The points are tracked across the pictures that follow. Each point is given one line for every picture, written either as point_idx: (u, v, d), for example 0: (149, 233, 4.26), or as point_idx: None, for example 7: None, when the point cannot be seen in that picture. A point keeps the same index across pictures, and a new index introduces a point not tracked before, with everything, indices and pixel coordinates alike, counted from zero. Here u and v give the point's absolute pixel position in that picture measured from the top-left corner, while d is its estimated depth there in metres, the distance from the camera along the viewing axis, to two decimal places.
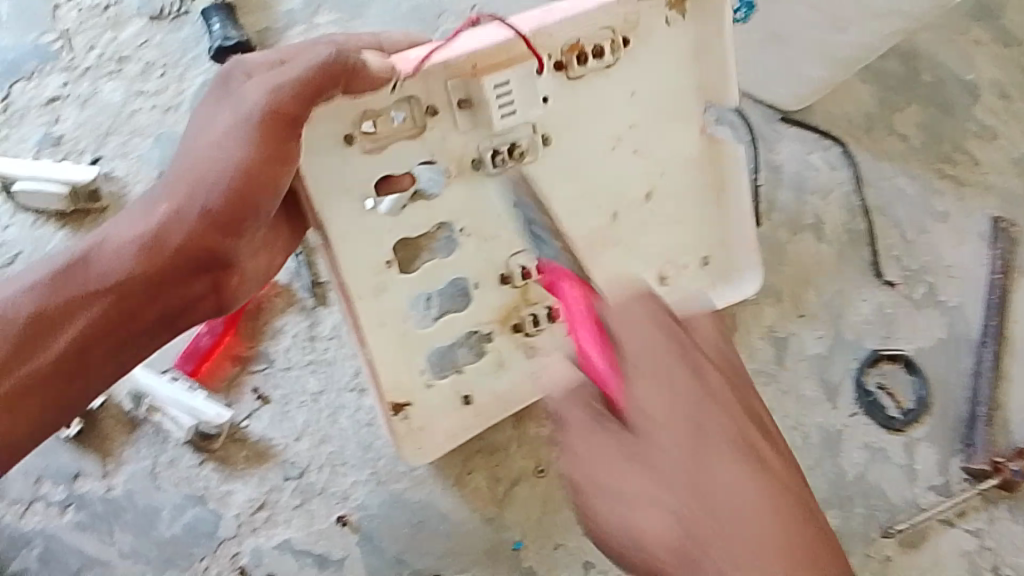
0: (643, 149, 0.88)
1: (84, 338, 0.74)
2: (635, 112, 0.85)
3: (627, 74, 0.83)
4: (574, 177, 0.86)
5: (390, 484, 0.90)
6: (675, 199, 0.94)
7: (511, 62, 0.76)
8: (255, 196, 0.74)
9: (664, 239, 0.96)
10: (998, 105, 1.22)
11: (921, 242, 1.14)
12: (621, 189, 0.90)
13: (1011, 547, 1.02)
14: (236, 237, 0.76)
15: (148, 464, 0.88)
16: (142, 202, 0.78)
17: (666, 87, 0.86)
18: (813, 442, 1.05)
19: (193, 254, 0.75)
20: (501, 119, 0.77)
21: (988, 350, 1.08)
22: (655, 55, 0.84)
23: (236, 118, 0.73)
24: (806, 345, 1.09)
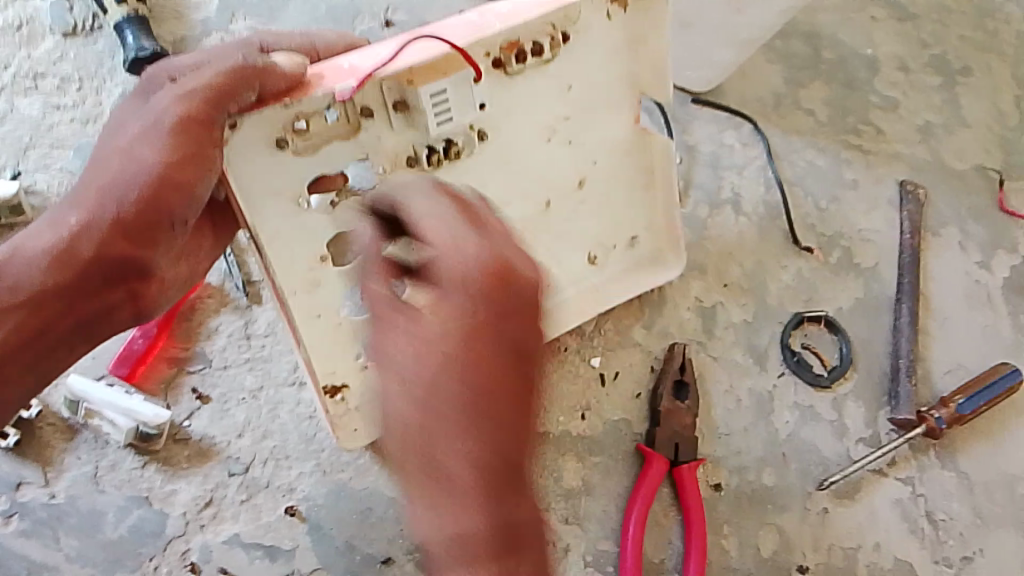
0: (576, 138, 0.93)
1: (4, 354, 0.73)
2: (568, 105, 0.90)
3: (563, 69, 0.87)
4: (508, 166, 0.91)
5: (334, 474, 0.91)
6: (605, 188, 0.98)
7: (448, 69, 0.78)
8: (167, 202, 0.75)
9: (595, 223, 1.00)
10: (897, 77, 1.30)
11: (834, 211, 1.20)
12: (551, 177, 0.94)
13: (941, 494, 1.06)
14: (149, 247, 0.76)
15: (90, 469, 0.88)
16: (52, 211, 0.77)
17: (599, 79, 0.90)
18: (746, 406, 1.08)
19: (107, 261, 0.74)
20: (437, 125, 0.81)
21: (905, 306, 1.13)
22: (589, 51, 0.87)
23: (148, 125, 0.74)
24: (732, 314, 1.12)
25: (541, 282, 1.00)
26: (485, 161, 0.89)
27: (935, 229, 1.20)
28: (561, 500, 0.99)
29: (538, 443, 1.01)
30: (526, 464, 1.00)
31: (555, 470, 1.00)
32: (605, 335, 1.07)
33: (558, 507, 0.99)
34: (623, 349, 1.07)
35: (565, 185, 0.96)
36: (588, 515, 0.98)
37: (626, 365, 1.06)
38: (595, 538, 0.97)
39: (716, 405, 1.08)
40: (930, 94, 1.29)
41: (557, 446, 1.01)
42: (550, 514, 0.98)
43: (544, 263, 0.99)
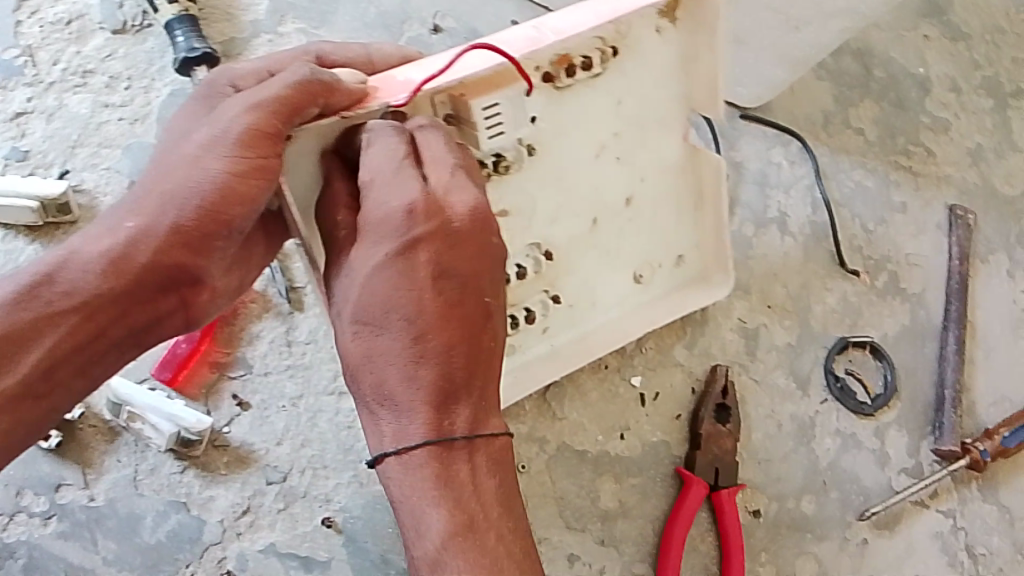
0: (626, 156, 0.91)
1: (52, 358, 0.73)
2: (619, 122, 0.88)
3: (615, 85, 0.86)
4: (557, 182, 0.89)
5: (371, 486, 0.90)
6: (653, 206, 0.96)
7: (502, 83, 0.79)
8: (227, 212, 0.73)
9: (643, 244, 0.98)
10: (948, 98, 1.27)
11: (881, 233, 1.18)
12: (601, 194, 0.92)
13: (981, 527, 1.05)
14: (205, 255, 0.75)
15: (129, 472, 0.87)
16: (108, 213, 0.76)
17: (652, 97, 0.88)
18: (787, 431, 1.07)
19: (162, 270, 0.74)
20: (489, 138, 0.81)
21: (951, 335, 1.11)
22: (641, 68, 0.86)
23: (212, 135, 0.72)
24: (776, 337, 1.10)
25: (584, 299, 0.98)
26: (535, 177, 0.88)
27: (984, 256, 1.18)
28: (597, 521, 0.98)
29: (574, 460, 1.01)
30: (561, 481, 0.99)
31: (591, 490, 0.99)
32: (645, 354, 1.06)
33: (593, 527, 0.98)
34: (664, 369, 1.05)
35: (612, 205, 0.93)
36: (624, 538, 0.97)
37: (667, 386, 1.04)
38: (630, 561, 0.97)
39: (756, 429, 1.06)
40: (982, 117, 1.26)
41: (595, 466, 1.00)
42: (585, 534, 0.98)
43: (588, 281, 0.97)
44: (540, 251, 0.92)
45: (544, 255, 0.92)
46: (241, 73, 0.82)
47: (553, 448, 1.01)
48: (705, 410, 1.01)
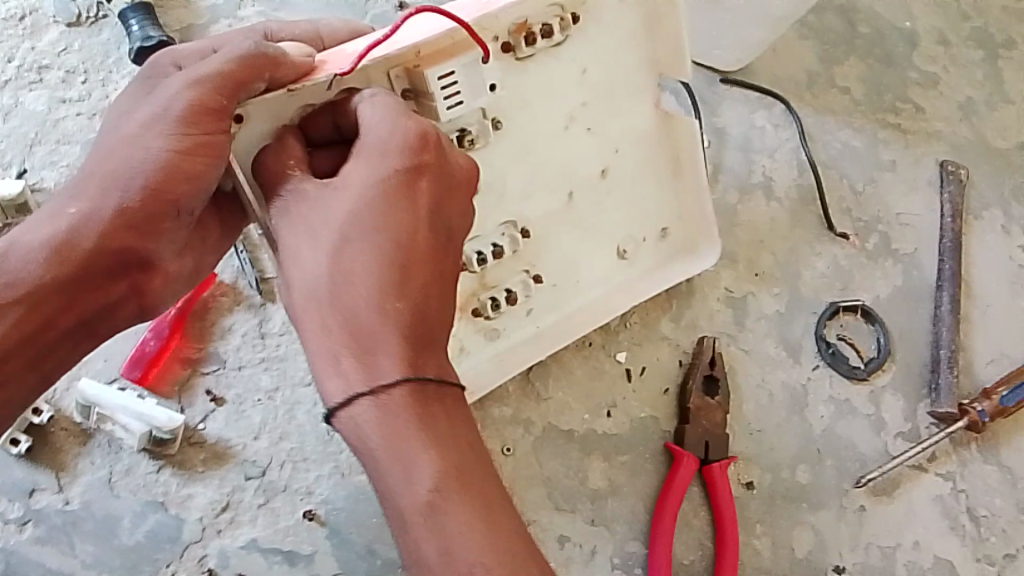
0: (597, 126, 0.90)
1: (2, 351, 0.71)
2: (586, 91, 0.87)
3: (577, 53, 0.85)
4: (528, 156, 0.88)
5: (353, 476, 0.88)
6: (631, 176, 0.94)
7: (457, 52, 0.77)
8: (172, 190, 0.72)
9: (623, 216, 0.96)
10: (936, 52, 1.24)
11: (870, 194, 1.15)
12: (575, 167, 0.91)
13: (983, 489, 1.02)
14: (153, 239, 0.74)
15: (105, 474, 0.86)
16: (53, 200, 0.74)
17: (617, 62, 0.88)
18: (779, 400, 1.04)
19: (110, 254, 0.72)
20: (448, 109, 0.78)
21: (946, 293, 1.08)
22: (603, 33, 0.86)
23: (154, 113, 0.72)
24: (764, 305, 1.08)
25: (565, 277, 0.95)
26: (502, 150, 0.86)
27: (978, 212, 1.15)
28: (587, 501, 0.96)
29: (560, 440, 0.99)
30: (547, 462, 0.98)
31: (580, 470, 0.97)
32: (630, 329, 1.03)
33: (583, 508, 0.96)
34: (650, 343, 1.03)
35: (587, 177, 0.92)
36: (615, 518, 0.96)
37: (654, 361, 1.02)
38: (624, 540, 0.95)
39: (748, 400, 1.04)
40: (972, 69, 1.23)
41: (583, 445, 0.98)
42: (575, 514, 0.96)
43: (569, 257, 0.95)
44: (516, 229, 0.90)
45: (520, 232, 0.90)
46: (185, 55, 0.82)
47: (539, 430, 0.99)
48: (695, 391, 0.98)
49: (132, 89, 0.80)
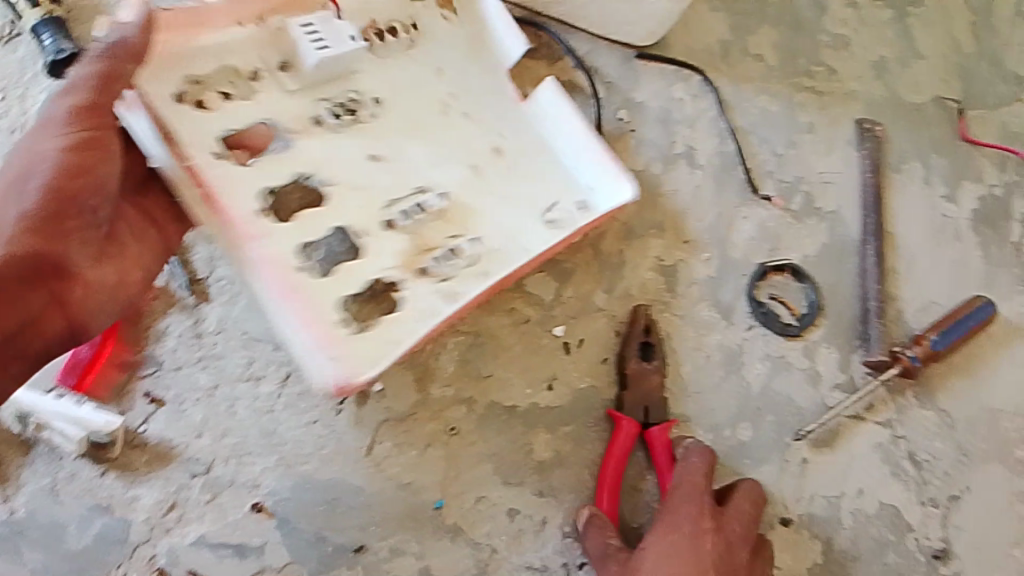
0: (473, 112, 0.95)
1: None
2: (454, 84, 0.96)
3: (431, 53, 0.97)
4: (417, 133, 0.92)
5: (298, 466, 0.91)
6: (527, 155, 0.94)
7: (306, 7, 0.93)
8: (76, 189, 0.78)
9: (540, 189, 0.93)
10: (846, 14, 1.28)
11: (792, 156, 1.18)
12: (467, 144, 0.93)
13: (922, 433, 1.07)
14: (63, 241, 0.77)
15: (47, 482, 0.86)
16: None
17: (470, 66, 0.97)
18: (717, 361, 1.06)
19: (19, 260, 0.74)
20: (318, 52, 0.89)
21: (871, 247, 1.12)
22: (447, 41, 0.98)
23: (43, 127, 0.79)
24: (695, 270, 1.10)
25: (488, 252, 0.88)
26: (394, 126, 0.92)
27: (897, 166, 1.19)
28: (532, 473, 0.96)
29: (502, 416, 0.98)
30: (492, 438, 0.97)
31: (524, 443, 0.97)
32: (565, 303, 1.05)
33: (529, 480, 0.96)
34: (585, 316, 1.04)
35: (480, 156, 0.93)
36: (561, 486, 0.96)
37: (592, 333, 1.04)
38: (571, 508, 0.95)
39: (685, 363, 1.06)
40: (883, 29, 1.27)
41: (526, 420, 0.98)
42: (523, 487, 0.95)
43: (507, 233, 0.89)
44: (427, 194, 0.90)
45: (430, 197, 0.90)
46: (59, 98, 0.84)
47: (481, 409, 0.98)
48: (633, 359, 1.00)
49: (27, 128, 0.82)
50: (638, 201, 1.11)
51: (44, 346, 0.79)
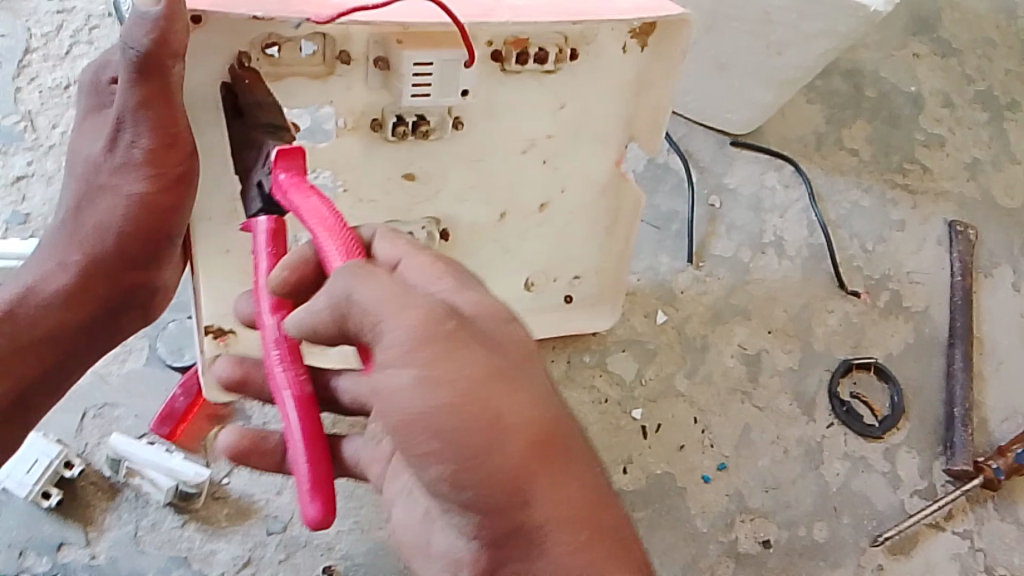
0: (553, 160, 0.86)
1: (26, 383, 0.74)
2: (554, 125, 0.83)
3: (561, 83, 0.80)
4: (476, 164, 0.83)
5: (373, 532, 0.90)
6: (566, 218, 0.91)
7: (443, 44, 0.70)
8: (159, 225, 0.74)
9: (545, 252, 0.95)
10: (942, 113, 1.32)
11: (880, 252, 1.17)
12: (517, 194, 0.87)
13: (1002, 547, 1.02)
14: (156, 269, 0.78)
15: (131, 529, 0.85)
16: (47, 252, 0.78)
17: (597, 110, 0.83)
18: (795, 456, 1.03)
19: (120, 290, 0.78)
20: (412, 96, 0.72)
21: (958, 351, 1.10)
22: (602, 69, 0.80)
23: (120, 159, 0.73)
24: (778, 361, 1.08)
25: None
26: (454, 150, 0.81)
27: (987, 270, 1.18)
28: None
29: None
30: None
31: None
32: (647, 385, 1.04)
33: None
34: (665, 400, 1.04)
35: (525, 207, 0.89)
36: None
37: (670, 417, 1.03)
38: None
39: (762, 456, 1.02)
40: (978, 130, 1.31)
41: None
42: None
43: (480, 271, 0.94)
44: (437, 227, 0.87)
45: (440, 232, 0.87)
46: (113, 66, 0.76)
47: None
48: (711, 450, 1.02)
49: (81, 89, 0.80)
50: (726, 286, 1.11)
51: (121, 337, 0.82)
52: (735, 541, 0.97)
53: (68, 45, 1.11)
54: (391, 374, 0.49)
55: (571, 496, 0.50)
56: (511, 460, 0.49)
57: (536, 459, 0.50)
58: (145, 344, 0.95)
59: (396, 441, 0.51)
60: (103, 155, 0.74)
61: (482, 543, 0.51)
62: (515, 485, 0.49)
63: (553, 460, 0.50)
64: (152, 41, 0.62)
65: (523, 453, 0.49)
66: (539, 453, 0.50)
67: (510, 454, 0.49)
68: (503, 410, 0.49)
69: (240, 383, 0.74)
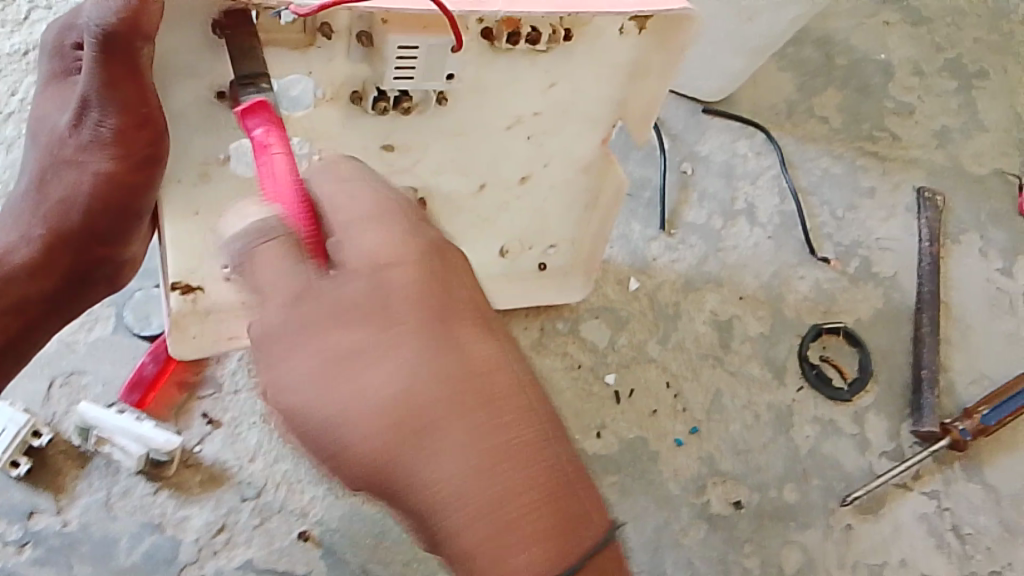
0: (538, 136, 0.85)
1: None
2: (543, 105, 0.82)
3: (557, 66, 0.79)
4: (454, 137, 0.83)
5: (347, 497, 0.90)
6: (545, 191, 0.92)
7: (429, 27, 0.69)
8: (131, 203, 0.74)
9: (521, 220, 0.95)
10: (912, 81, 1.33)
11: (850, 219, 1.19)
12: (498, 168, 0.88)
13: (967, 507, 1.04)
14: (122, 244, 0.77)
15: (102, 496, 0.85)
16: (10, 219, 0.77)
17: (586, 92, 0.82)
18: (765, 420, 1.04)
19: (84, 264, 0.77)
20: (394, 79, 0.72)
21: (926, 316, 1.12)
22: (600, 54, 0.79)
23: (89, 135, 0.72)
24: (749, 327, 1.09)
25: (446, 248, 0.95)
26: (435, 123, 0.81)
27: (955, 236, 1.20)
28: None
29: None
30: None
31: None
32: (619, 351, 1.05)
33: None
34: (638, 365, 1.05)
35: (504, 178, 0.89)
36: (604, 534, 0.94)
37: (643, 383, 1.04)
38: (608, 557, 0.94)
39: (734, 420, 1.04)
40: (947, 98, 1.32)
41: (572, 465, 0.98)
42: None
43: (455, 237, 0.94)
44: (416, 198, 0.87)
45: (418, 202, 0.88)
46: (74, 28, 0.73)
47: None
48: (683, 414, 1.03)
49: (45, 47, 0.77)
50: (698, 254, 1.12)
51: (86, 305, 0.81)
52: (706, 503, 0.99)
53: (26, 11, 1.09)
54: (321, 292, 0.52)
55: (505, 448, 0.50)
56: (415, 383, 0.50)
57: (461, 400, 0.50)
58: (113, 312, 0.94)
59: (308, 455, 0.53)
60: (69, 129, 0.73)
61: (403, 496, 0.51)
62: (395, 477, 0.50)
63: (480, 407, 0.50)
64: (123, 21, 0.61)
65: (446, 389, 0.50)
66: (468, 395, 0.50)
67: (375, 380, 0.50)
68: (463, 336, 0.52)
69: None
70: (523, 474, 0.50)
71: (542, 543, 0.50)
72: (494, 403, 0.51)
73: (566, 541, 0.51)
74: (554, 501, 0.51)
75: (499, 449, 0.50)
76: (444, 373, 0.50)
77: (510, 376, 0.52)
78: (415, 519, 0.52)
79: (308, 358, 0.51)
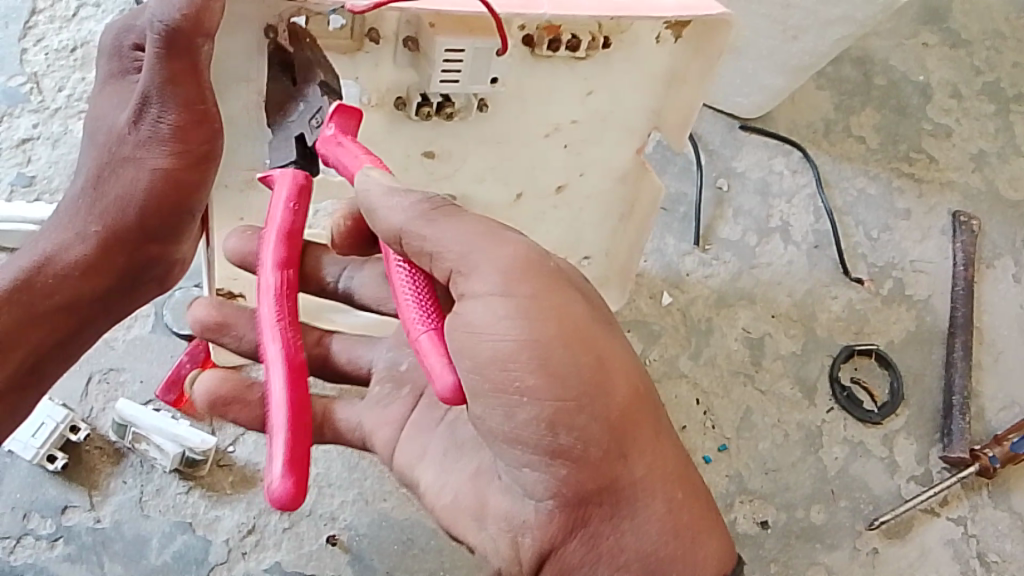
0: (576, 146, 0.85)
1: (41, 352, 0.75)
2: (582, 113, 0.82)
3: (596, 73, 0.78)
4: (498, 145, 0.83)
5: (377, 504, 0.90)
6: (584, 203, 0.91)
7: (476, 30, 0.69)
8: (184, 200, 0.74)
9: (559, 232, 0.95)
10: (950, 103, 1.32)
11: (885, 240, 1.18)
12: (539, 179, 0.87)
13: (995, 534, 1.03)
14: (174, 243, 0.77)
15: (135, 494, 0.86)
16: (64, 219, 0.77)
17: (624, 100, 0.82)
18: (795, 440, 1.04)
19: (136, 264, 0.77)
20: (441, 82, 0.72)
21: (958, 340, 1.11)
22: (638, 62, 0.79)
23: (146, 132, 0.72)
24: (781, 345, 1.09)
25: None
26: (478, 132, 0.81)
27: (989, 260, 1.19)
28: None
29: None
30: None
31: None
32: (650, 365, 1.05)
33: None
34: (669, 380, 1.04)
35: (543, 190, 0.89)
36: None
37: (673, 398, 1.03)
38: None
39: (763, 439, 1.03)
40: (985, 121, 1.31)
41: None
42: None
43: None
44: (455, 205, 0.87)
45: None
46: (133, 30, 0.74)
47: None
48: (712, 431, 1.02)
49: (100, 50, 0.77)
50: (731, 270, 1.12)
51: (134, 305, 0.81)
52: (734, 521, 0.98)
53: (75, 7, 1.10)
54: (491, 315, 0.57)
55: (661, 456, 0.61)
56: (597, 402, 0.58)
57: (629, 419, 0.59)
58: (151, 311, 0.94)
59: (491, 387, 0.57)
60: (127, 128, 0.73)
61: (570, 495, 0.59)
62: (615, 438, 0.58)
63: (640, 424, 0.60)
64: (185, 16, 0.63)
65: (622, 404, 0.58)
66: (635, 415, 0.59)
67: (563, 392, 0.57)
68: (608, 352, 0.59)
69: (218, 327, 0.75)
70: (663, 478, 0.61)
71: (690, 547, 0.61)
72: (646, 421, 0.60)
73: (694, 555, 0.61)
74: (694, 514, 0.62)
75: (645, 459, 0.60)
76: (617, 392, 0.58)
77: (650, 395, 0.61)
78: (562, 511, 0.60)
79: (491, 369, 0.57)
